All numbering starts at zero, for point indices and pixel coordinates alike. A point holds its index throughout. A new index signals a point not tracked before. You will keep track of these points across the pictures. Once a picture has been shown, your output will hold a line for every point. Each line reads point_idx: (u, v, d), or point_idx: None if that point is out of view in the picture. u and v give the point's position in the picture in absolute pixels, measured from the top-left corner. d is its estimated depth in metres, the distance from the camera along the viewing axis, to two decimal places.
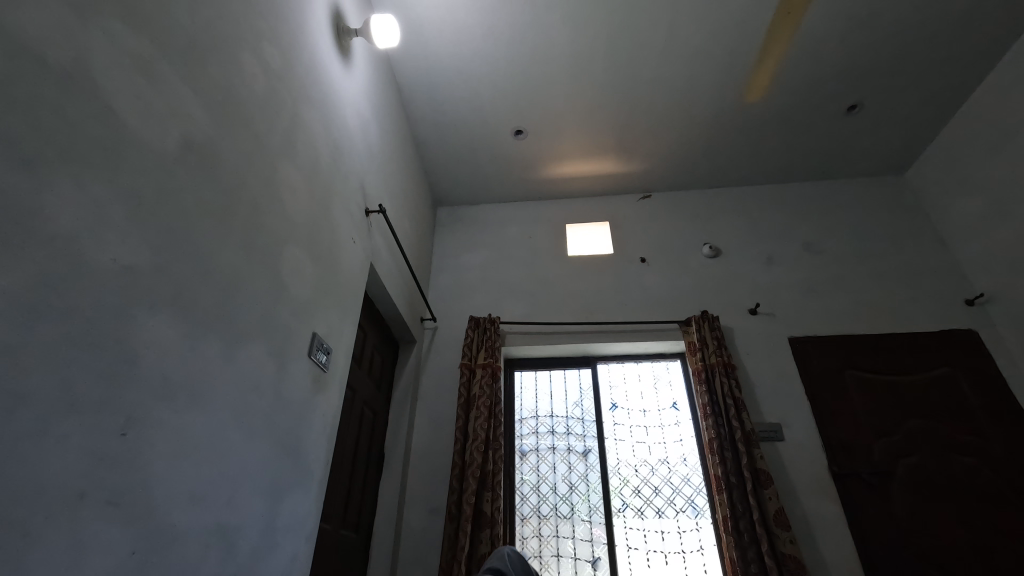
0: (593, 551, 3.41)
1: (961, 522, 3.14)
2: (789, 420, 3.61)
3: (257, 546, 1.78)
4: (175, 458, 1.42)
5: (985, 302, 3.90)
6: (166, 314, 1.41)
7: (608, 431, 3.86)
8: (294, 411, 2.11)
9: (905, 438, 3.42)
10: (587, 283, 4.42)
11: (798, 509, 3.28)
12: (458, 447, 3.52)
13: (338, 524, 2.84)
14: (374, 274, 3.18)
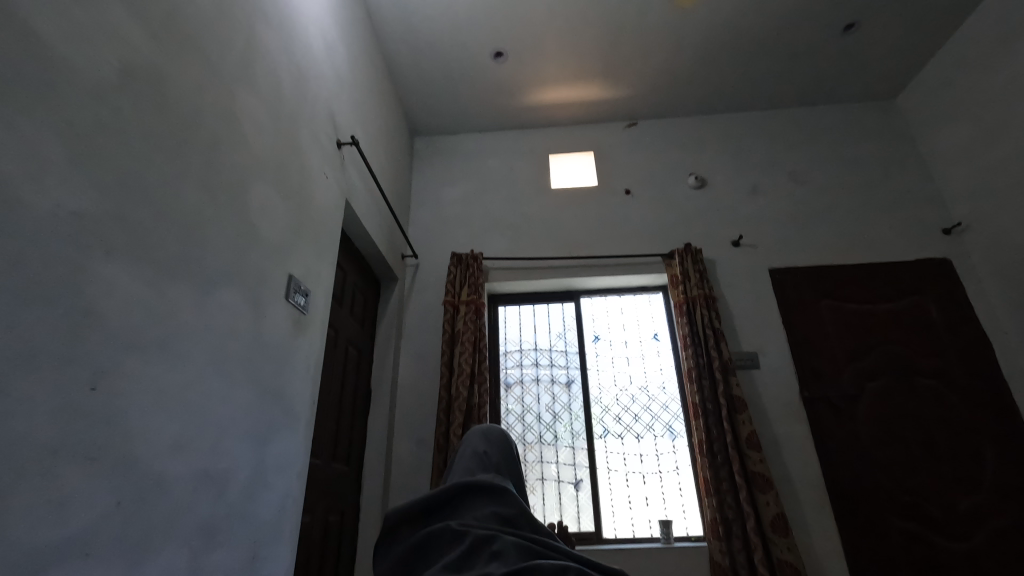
0: (575, 474, 3.59)
1: (918, 438, 3.36)
2: (765, 349, 3.72)
3: (248, 486, 1.82)
4: (152, 407, 1.39)
5: (961, 231, 3.95)
6: (125, 262, 1.32)
7: (590, 362, 3.95)
8: (274, 354, 2.08)
9: (872, 363, 3.58)
10: (571, 216, 4.34)
11: (769, 431, 3.47)
12: (444, 382, 3.58)
13: (329, 458, 2.92)
14: (351, 210, 3.05)
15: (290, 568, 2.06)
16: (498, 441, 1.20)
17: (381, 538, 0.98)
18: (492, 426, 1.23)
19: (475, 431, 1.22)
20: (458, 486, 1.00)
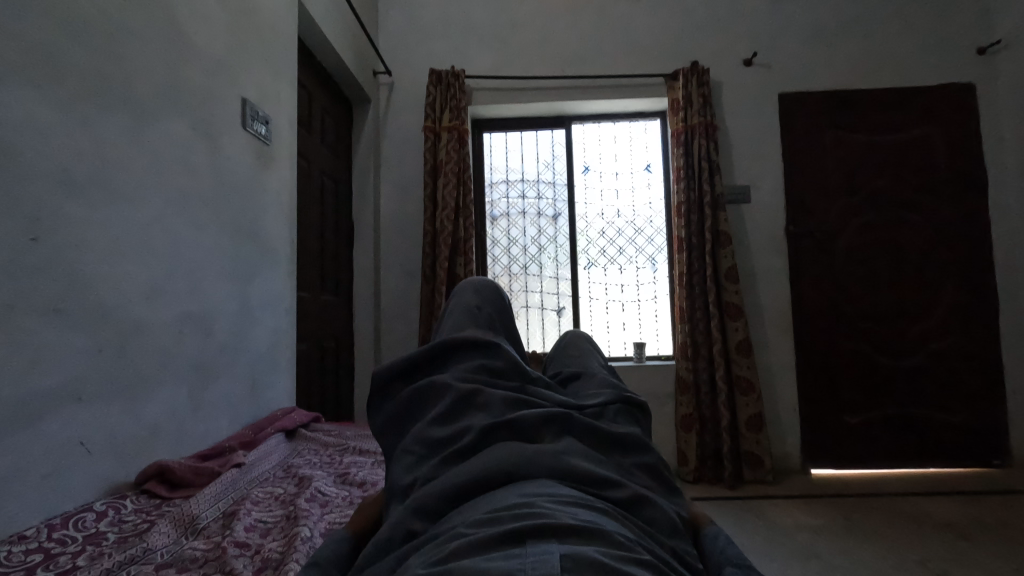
0: (558, 303, 3.76)
1: (888, 272, 3.49)
2: (759, 183, 3.60)
3: (235, 324, 1.83)
4: (112, 255, 1.30)
5: (997, 51, 3.55)
6: (27, 87, 1.09)
7: (579, 195, 3.82)
8: (241, 191, 1.91)
9: (864, 199, 3.53)
10: (565, 25, 3.76)
11: (748, 264, 3.56)
12: (428, 215, 3.47)
13: (317, 291, 2.96)
14: (305, 13, 2.56)
15: (291, 391, 2.21)
16: (488, 294, 1.17)
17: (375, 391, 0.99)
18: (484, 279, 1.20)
19: (460, 286, 1.18)
20: (443, 346, 0.97)
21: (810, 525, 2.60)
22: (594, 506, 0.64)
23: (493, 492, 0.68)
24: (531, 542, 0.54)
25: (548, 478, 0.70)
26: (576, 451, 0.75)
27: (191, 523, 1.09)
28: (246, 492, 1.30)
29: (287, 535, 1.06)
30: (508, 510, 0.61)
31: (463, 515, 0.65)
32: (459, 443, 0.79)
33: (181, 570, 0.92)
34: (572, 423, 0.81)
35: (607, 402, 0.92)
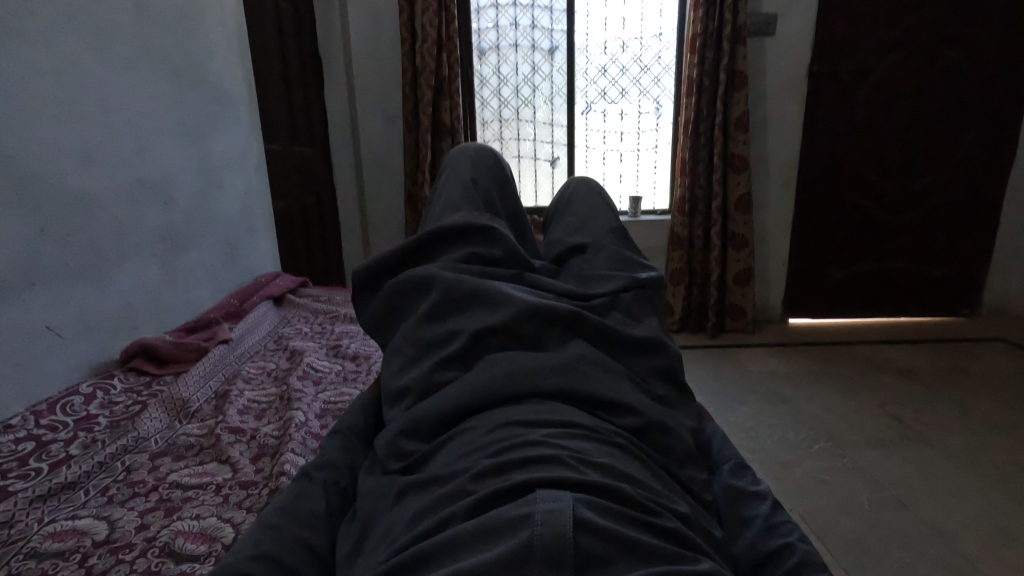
0: (552, 153, 3.49)
1: (909, 122, 3.22)
2: (789, 11, 3.10)
3: (199, 188, 1.65)
4: (24, 113, 1.08)
5: None
6: None
7: (579, 24, 3.30)
8: (176, 22, 1.57)
9: (903, 34, 3.10)
10: None
11: (760, 112, 3.24)
12: (406, 49, 2.97)
13: (288, 143, 2.69)
14: None
15: (275, 256, 2.11)
16: (481, 164, 1.01)
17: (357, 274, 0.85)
18: (477, 145, 1.04)
19: (445, 158, 1.03)
20: (435, 229, 0.84)
21: (783, 372, 2.77)
22: (604, 442, 0.61)
23: (496, 415, 0.63)
24: (540, 493, 0.53)
25: (554, 402, 0.64)
26: (588, 361, 0.68)
27: (182, 407, 1.08)
28: (237, 369, 1.29)
29: (282, 418, 1.05)
30: (512, 458, 0.57)
31: (463, 447, 0.62)
32: (452, 346, 0.70)
33: (177, 459, 0.91)
34: (583, 325, 0.72)
35: (621, 289, 0.80)
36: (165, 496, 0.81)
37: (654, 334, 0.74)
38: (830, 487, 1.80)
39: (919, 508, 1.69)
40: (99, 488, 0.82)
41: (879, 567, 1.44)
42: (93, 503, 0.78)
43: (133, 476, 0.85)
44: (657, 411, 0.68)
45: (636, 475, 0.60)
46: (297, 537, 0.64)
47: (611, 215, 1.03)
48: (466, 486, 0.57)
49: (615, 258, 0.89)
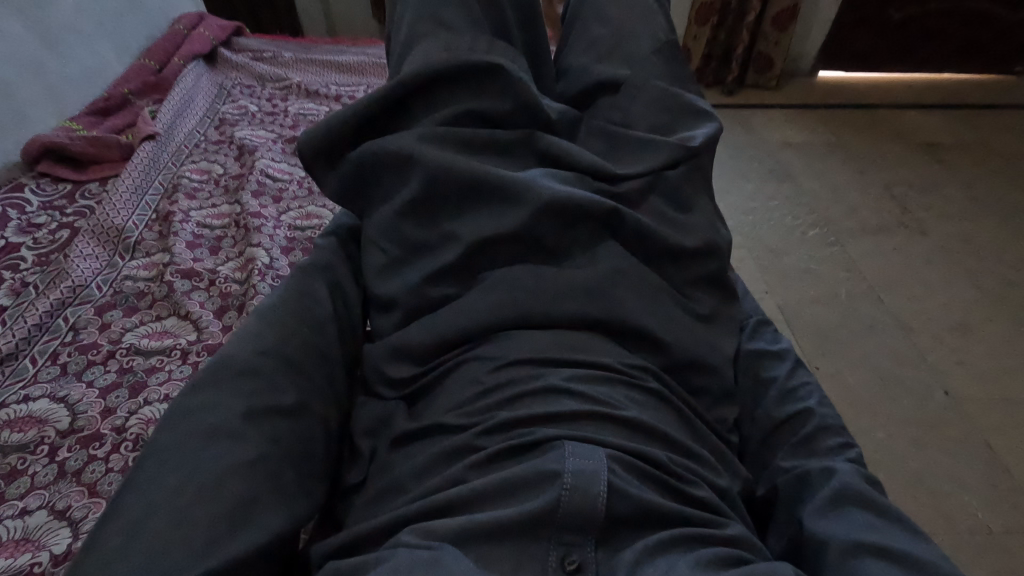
0: None
1: None
2: None
3: None
4: None
5: None
6: None
7: None
8: None
9: None
10: None
11: None
12: None
13: None
14: None
15: None
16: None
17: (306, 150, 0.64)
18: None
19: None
20: (421, 67, 0.61)
21: (796, 142, 2.50)
22: (630, 385, 0.56)
23: (506, 350, 0.56)
24: (571, 445, 0.49)
25: (575, 333, 0.57)
26: (625, 280, 0.59)
27: (119, 236, 0.91)
28: (178, 175, 1.06)
29: (241, 254, 0.90)
30: (529, 408, 0.52)
31: (470, 384, 0.55)
32: (452, 253, 0.58)
33: (129, 313, 0.80)
34: (610, 227, 0.61)
35: (664, 165, 0.66)
36: (124, 367, 0.73)
37: (694, 230, 0.64)
38: (812, 278, 1.83)
39: (891, 301, 1.75)
40: (48, 356, 0.73)
41: (838, 358, 1.57)
42: (46, 378, 0.71)
43: (83, 338, 0.76)
44: (692, 342, 0.60)
45: (664, 425, 0.55)
46: (305, 345, 0.59)
47: (652, 26, 0.77)
48: (476, 436, 0.51)
49: (660, 106, 0.72)
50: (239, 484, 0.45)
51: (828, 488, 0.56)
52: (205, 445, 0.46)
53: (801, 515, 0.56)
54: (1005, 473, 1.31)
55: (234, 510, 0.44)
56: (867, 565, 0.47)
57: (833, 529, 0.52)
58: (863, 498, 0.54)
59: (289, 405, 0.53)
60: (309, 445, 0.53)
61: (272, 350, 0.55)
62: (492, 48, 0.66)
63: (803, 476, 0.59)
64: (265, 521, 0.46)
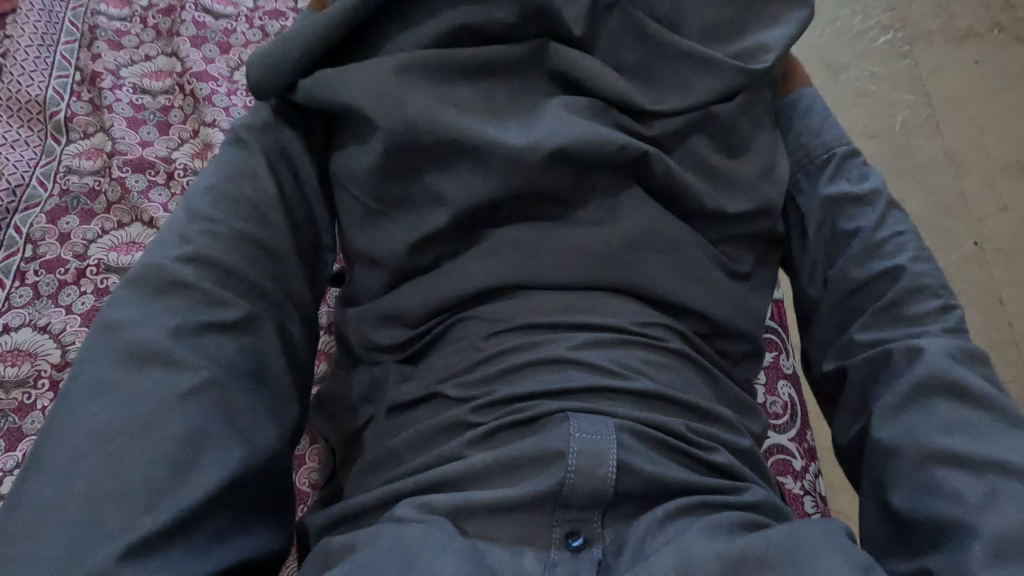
0: None
1: None
2: None
3: None
4: None
5: None
6: None
7: None
8: None
9: None
10: None
11: None
12: None
13: None
14: None
15: None
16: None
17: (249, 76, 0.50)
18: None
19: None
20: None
21: None
22: (645, 349, 0.52)
23: (507, 316, 0.51)
24: (577, 419, 0.46)
25: (586, 295, 0.52)
26: (651, 243, 0.52)
27: (43, 113, 0.75)
28: (89, 10, 0.82)
29: (196, 133, 0.76)
30: (531, 384, 0.49)
31: (470, 352, 0.51)
32: (443, 215, 0.49)
33: (87, 219, 0.70)
34: (635, 180, 0.52)
35: (718, 97, 0.51)
36: (101, 289, 0.67)
37: (741, 184, 0.54)
38: (868, 104, 1.58)
39: (949, 132, 1.54)
40: (15, 276, 0.67)
41: None
42: (21, 303, 0.66)
43: (46, 252, 0.68)
44: (715, 299, 0.54)
45: (682, 390, 0.51)
46: (234, 239, 0.50)
47: None
48: (471, 411, 0.49)
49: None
50: (182, 419, 0.41)
51: (909, 377, 0.50)
52: (138, 377, 0.42)
53: (871, 405, 0.52)
54: (1008, 327, 1.32)
55: (187, 443, 0.41)
56: (948, 479, 0.45)
57: (911, 433, 0.47)
58: (958, 392, 0.48)
59: (235, 317, 0.48)
60: (262, 363, 0.48)
61: (203, 257, 0.48)
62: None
63: (880, 357, 0.52)
64: (222, 451, 0.42)
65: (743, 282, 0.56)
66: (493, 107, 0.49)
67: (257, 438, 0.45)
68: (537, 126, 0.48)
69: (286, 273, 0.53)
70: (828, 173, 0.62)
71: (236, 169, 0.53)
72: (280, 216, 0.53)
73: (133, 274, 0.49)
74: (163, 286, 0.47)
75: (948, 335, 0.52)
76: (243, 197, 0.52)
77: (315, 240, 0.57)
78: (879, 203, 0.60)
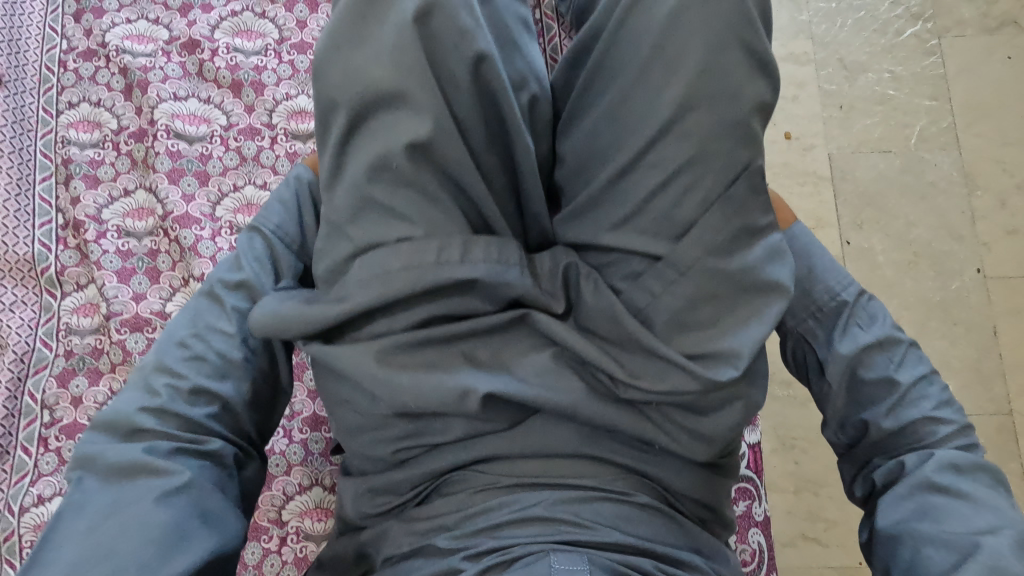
0: None
1: None
2: None
3: None
4: None
5: None
6: None
7: None
8: None
9: None
10: None
11: None
12: None
13: None
14: None
15: None
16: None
17: (261, 326, 0.51)
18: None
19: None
20: (389, 293, 0.46)
21: None
22: (615, 504, 0.53)
23: (495, 476, 0.54)
24: (558, 552, 0.49)
25: (569, 461, 0.54)
26: (622, 446, 0.54)
27: (34, 269, 0.76)
28: (60, 138, 0.80)
29: (186, 283, 0.76)
30: (520, 536, 0.51)
31: (459, 506, 0.54)
32: (440, 437, 0.53)
33: (95, 379, 0.74)
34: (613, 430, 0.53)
35: (686, 390, 0.47)
36: None
37: (707, 435, 0.51)
38: (886, 112, 1.40)
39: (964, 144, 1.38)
40: (38, 443, 0.72)
41: (878, 229, 1.32)
42: (49, 471, 0.71)
43: (63, 417, 0.72)
44: (681, 473, 0.55)
45: (655, 538, 0.53)
46: (195, 391, 0.53)
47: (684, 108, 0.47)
48: (462, 559, 0.51)
49: (708, 289, 0.47)
50: (164, 512, 0.47)
51: (909, 477, 0.52)
52: (128, 487, 0.48)
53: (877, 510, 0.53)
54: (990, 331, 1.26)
55: (170, 535, 0.47)
56: (931, 556, 0.48)
57: (905, 523, 0.50)
58: (953, 493, 0.50)
59: (209, 445, 0.52)
60: (230, 484, 0.53)
61: (164, 408, 0.52)
62: (468, 250, 0.47)
63: (894, 468, 0.53)
64: (203, 538, 0.48)
65: (719, 470, 0.58)
66: (477, 360, 0.50)
67: (226, 529, 0.50)
68: (518, 385, 0.50)
69: (245, 420, 0.55)
70: (842, 322, 0.56)
71: (207, 324, 0.55)
72: (246, 374, 0.55)
73: (103, 413, 0.52)
74: (129, 432, 0.51)
75: (955, 445, 0.53)
76: (212, 354, 0.54)
77: (274, 388, 0.58)
78: (897, 350, 0.55)
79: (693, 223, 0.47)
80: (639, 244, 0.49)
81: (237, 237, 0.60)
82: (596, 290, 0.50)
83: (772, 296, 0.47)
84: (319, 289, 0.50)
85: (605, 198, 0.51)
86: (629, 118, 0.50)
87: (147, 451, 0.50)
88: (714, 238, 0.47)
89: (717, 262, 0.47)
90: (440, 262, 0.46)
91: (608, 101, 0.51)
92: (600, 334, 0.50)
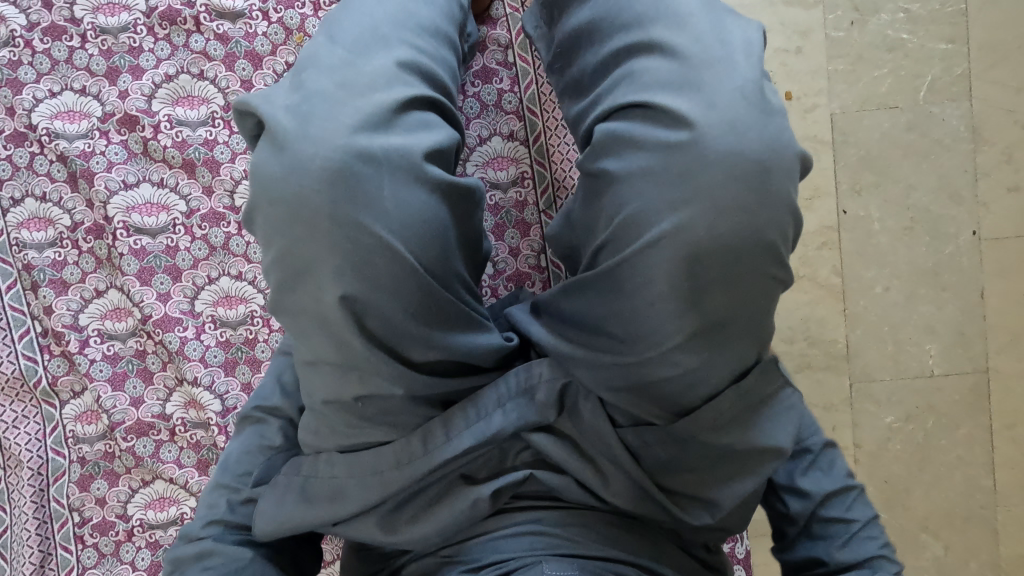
0: None
1: None
2: None
3: None
4: None
5: None
6: None
7: None
8: None
9: None
10: None
11: None
12: None
13: None
14: None
15: None
16: (367, 193, 0.46)
17: (271, 535, 0.54)
18: (395, 72, 0.48)
19: (270, 139, 0.46)
20: (384, 495, 0.50)
21: None
22: (623, 536, 0.51)
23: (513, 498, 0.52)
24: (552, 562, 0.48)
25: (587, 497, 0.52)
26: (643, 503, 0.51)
27: (27, 384, 0.76)
28: (13, 240, 0.75)
29: (180, 382, 0.77)
30: (518, 549, 0.50)
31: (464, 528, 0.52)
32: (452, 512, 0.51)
33: (114, 481, 0.77)
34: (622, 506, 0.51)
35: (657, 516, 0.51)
36: (153, 543, 0.77)
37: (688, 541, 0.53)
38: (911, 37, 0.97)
39: (989, 79, 0.97)
40: (75, 541, 0.77)
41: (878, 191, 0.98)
42: (92, 564, 0.77)
43: (92, 516, 0.77)
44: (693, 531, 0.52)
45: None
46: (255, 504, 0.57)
47: (678, 326, 0.46)
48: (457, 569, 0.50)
49: (697, 461, 0.50)
50: None
51: None
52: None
53: None
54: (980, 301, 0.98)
55: None
56: None
57: None
58: None
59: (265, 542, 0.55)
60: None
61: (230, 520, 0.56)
62: (448, 423, 0.50)
63: None
64: None
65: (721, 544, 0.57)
66: (473, 479, 0.52)
67: None
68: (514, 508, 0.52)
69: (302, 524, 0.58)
70: (803, 465, 0.58)
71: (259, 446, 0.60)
72: None
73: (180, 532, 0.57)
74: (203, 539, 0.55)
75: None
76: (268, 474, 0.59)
77: None
78: (853, 498, 0.57)
79: (691, 408, 0.50)
80: (637, 412, 0.50)
81: (272, 358, 0.67)
82: (595, 409, 0.51)
83: (766, 458, 0.50)
84: (306, 476, 0.53)
85: (610, 376, 0.49)
86: (634, 318, 0.48)
87: (215, 540, 0.54)
88: (718, 417, 0.49)
89: (712, 437, 0.49)
90: (428, 451, 0.50)
91: (618, 302, 0.48)
92: (595, 447, 0.51)
